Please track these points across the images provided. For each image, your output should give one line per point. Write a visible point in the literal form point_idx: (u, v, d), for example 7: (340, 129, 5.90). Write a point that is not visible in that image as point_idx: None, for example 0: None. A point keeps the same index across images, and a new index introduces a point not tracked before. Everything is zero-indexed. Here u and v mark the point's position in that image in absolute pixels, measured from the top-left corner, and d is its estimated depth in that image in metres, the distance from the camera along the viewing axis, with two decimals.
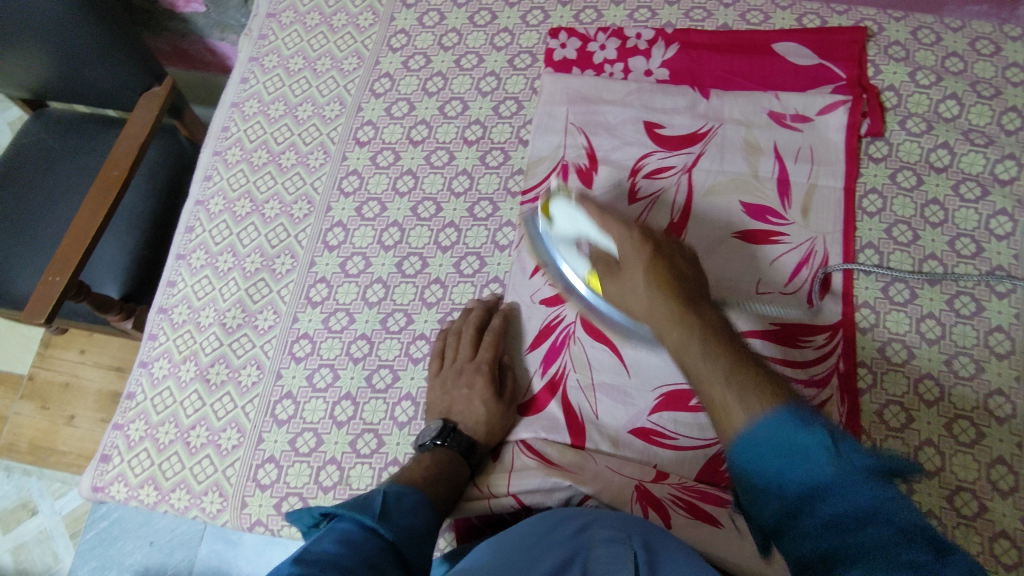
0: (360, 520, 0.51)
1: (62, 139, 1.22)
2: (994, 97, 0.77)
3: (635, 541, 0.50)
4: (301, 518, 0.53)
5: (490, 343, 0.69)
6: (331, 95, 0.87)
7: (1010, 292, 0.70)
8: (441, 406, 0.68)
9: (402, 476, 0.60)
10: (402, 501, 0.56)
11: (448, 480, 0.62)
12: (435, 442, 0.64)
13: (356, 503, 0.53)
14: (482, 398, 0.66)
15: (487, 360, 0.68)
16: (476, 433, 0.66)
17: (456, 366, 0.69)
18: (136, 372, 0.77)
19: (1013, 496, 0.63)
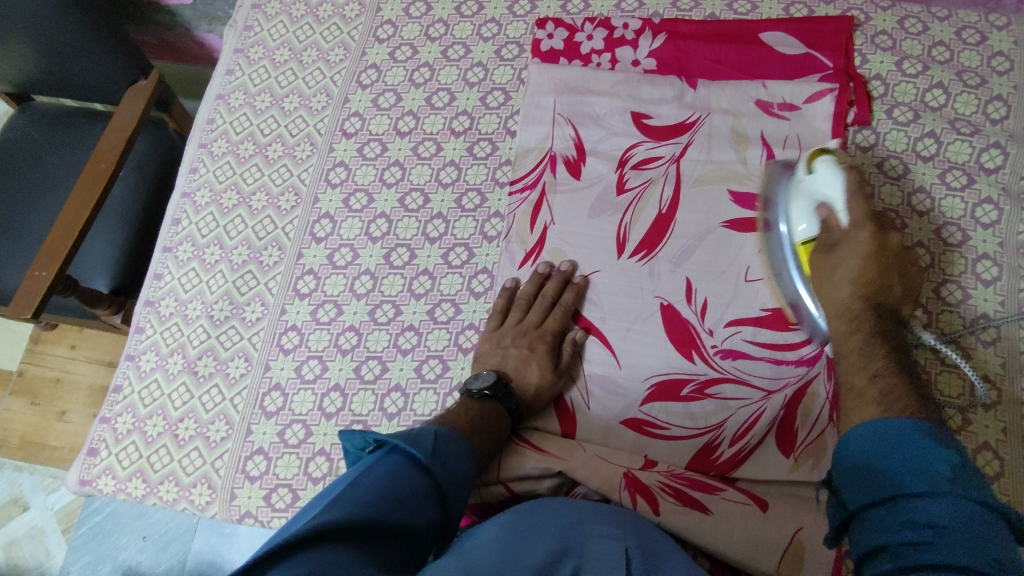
0: (410, 455, 0.53)
1: (48, 133, 1.21)
2: (979, 86, 0.77)
3: (629, 540, 0.52)
4: (354, 439, 0.56)
5: (560, 314, 0.70)
6: (318, 86, 0.86)
7: (995, 280, 0.70)
8: (494, 362, 0.68)
9: (449, 420, 0.61)
10: (452, 441, 0.56)
11: (492, 432, 0.62)
12: (486, 392, 0.64)
13: (410, 435, 0.55)
14: (539, 363, 0.67)
15: (554, 331, 0.69)
16: (520, 396, 0.66)
17: (519, 327, 0.69)
18: (123, 365, 0.77)
19: (997, 481, 0.63)
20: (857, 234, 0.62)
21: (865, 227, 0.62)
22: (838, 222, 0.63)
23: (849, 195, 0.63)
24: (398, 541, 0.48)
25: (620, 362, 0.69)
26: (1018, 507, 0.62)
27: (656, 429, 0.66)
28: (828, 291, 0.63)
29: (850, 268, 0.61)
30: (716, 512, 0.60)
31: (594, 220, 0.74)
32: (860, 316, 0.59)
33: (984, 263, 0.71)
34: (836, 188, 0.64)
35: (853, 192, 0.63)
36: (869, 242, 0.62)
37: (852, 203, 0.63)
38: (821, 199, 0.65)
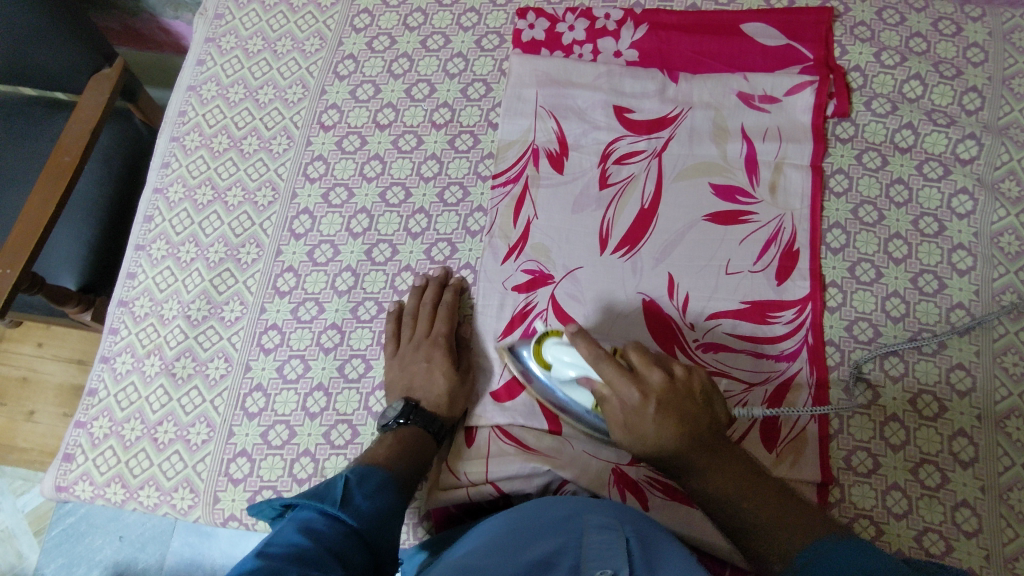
0: (322, 508, 0.53)
1: (6, 124, 1.16)
2: (955, 77, 0.78)
3: (628, 529, 0.50)
4: (263, 510, 0.54)
5: (442, 317, 0.71)
6: (293, 77, 0.84)
7: (970, 269, 0.71)
8: (401, 384, 0.68)
9: (364, 459, 0.60)
10: (363, 483, 0.57)
11: (412, 457, 0.62)
12: (399, 419, 0.65)
13: (318, 491, 0.54)
14: (441, 371, 0.68)
15: (444, 334, 0.70)
16: (439, 406, 0.67)
17: (413, 344, 0.70)
18: (98, 368, 0.75)
19: (973, 466, 0.65)
20: (641, 430, 0.57)
21: (644, 406, 0.57)
22: (603, 391, 0.59)
23: (602, 374, 0.58)
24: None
25: None
26: (992, 490, 0.64)
27: None
28: (641, 435, 0.57)
29: (641, 420, 0.57)
30: None
31: (577, 215, 0.73)
32: (693, 455, 0.56)
33: (959, 253, 0.72)
34: (573, 359, 0.60)
35: (601, 368, 0.58)
36: (661, 382, 0.57)
37: (613, 384, 0.57)
38: (574, 374, 0.60)
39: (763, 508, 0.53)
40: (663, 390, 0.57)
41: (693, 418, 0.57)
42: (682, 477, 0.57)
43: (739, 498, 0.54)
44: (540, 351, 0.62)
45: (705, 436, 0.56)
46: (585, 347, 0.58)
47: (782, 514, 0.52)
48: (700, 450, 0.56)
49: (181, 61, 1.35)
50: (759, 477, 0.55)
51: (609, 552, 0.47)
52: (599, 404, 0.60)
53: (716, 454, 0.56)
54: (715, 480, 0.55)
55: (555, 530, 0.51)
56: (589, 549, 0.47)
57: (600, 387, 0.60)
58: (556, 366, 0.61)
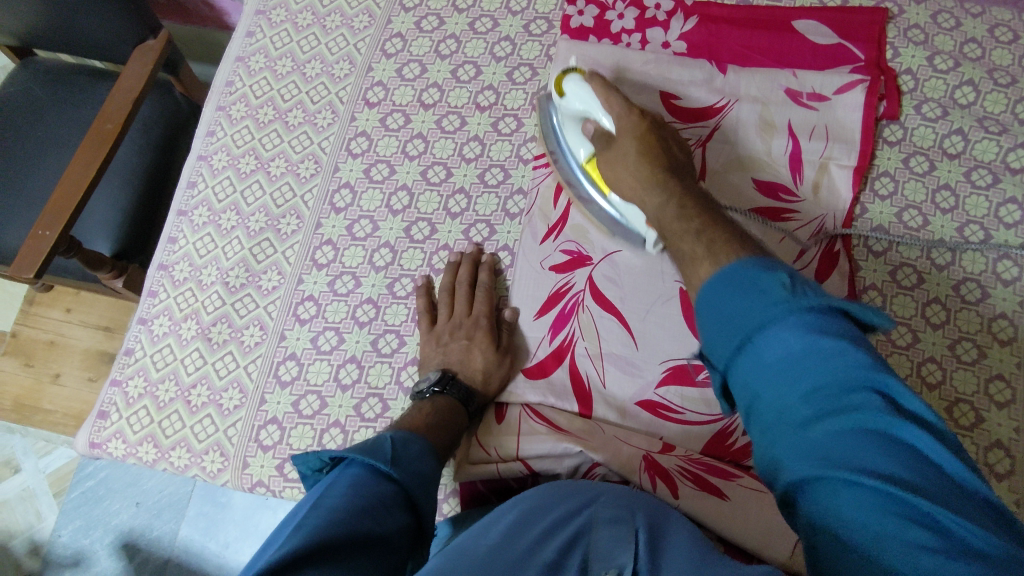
0: (372, 464, 0.52)
1: (52, 89, 1.18)
2: (1010, 85, 0.77)
3: (638, 520, 0.49)
4: (308, 461, 0.53)
5: (483, 297, 0.71)
6: (340, 53, 0.84)
7: (1015, 279, 0.70)
8: (437, 357, 0.69)
9: (406, 422, 0.61)
10: (409, 444, 0.56)
11: (448, 428, 0.63)
12: (435, 388, 0.65)
13: (366, 447, 0.54)
14: (479, 348, 0.68)
15: (486, 313, 0.70)
16: (475, 383, 0.67)
17: (452, 321, 0.70)
18: (135, 329, 0.76)
19: (1008, 478, 0.64)
20: (624, 122, 0.65)
21: (629, 113, 0.65)
22: (604, 126, 0.67)
23: (601, 96, 0.67)
24: (380, 552, 0.46)
25: (637, 342, 0.68)
26: None
27: (671, 413, 0.66)
28: (619, 179, 0.64)
29: (624, 161, 0.63)
30: (732, 498, 0.60)
31: None
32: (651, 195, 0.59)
33: (1004, 262, 0.71)
34: (588, 100, 0.68)
35: (598, 93, 0.67)
36: (637, 123, 0.64)
37: (608, 104, 0.66)
38: (587, 114, 0.69)
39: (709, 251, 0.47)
40: (650, 129, 0.64)
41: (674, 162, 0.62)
42: (658, 176, 0.59)
43: (694, 234, 0.50)
44: (561, 83, 0.71)
45: (681, 175, 0.60)
46: (599, 85, 0.67)
47: (731, 247, 0.46)
48: (671, 180, 0.59)
49: (223, 37, 1.36)
50: (706, 214, 0.53)
51: (617, 550, 0.46)
52: (604, 140, 0.67)
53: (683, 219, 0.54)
54: (667, 218, 0.55)
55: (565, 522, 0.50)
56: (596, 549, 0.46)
57: (601, 125, 0.68)
58: (574, 146, 0.71)
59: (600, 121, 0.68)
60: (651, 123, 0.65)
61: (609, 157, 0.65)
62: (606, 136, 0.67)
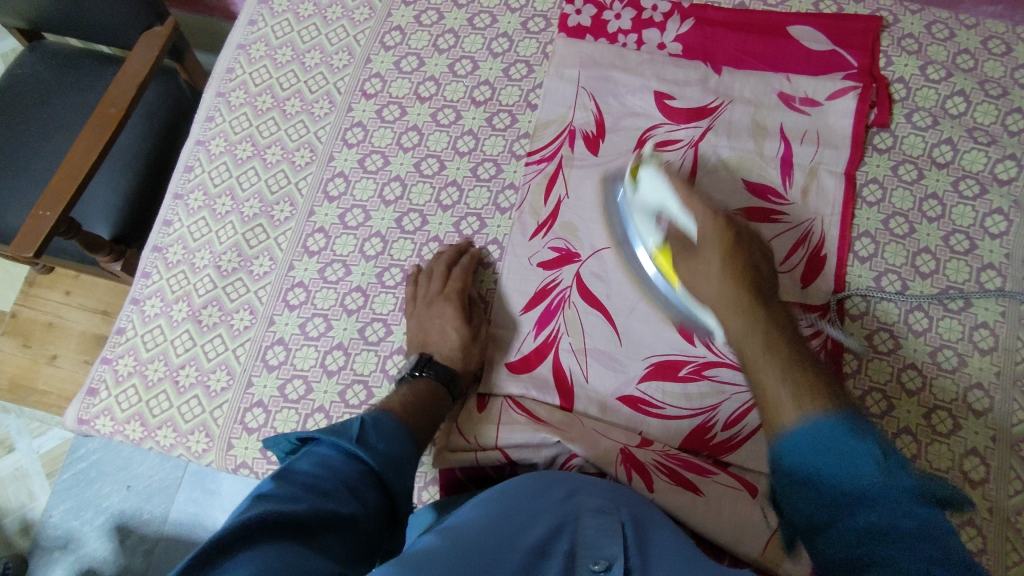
0: (339, 445, 0.54)
1: (58, 72, 1.19)
2: (1000, 97, 0.77)
3: (622, 515, 0.51)
4: (279, 443, 0.56)
5: (456, 278, 0.71)
6: (340, 44, 0.85)
7: (998, 290, 0.71)
8: (416, 338, 0.70)
9: (382, 404, 0.62)
10: (378, 425, 0.57)
11: (428, 412, 0.64)
12: (414, 372, 0.67)
13: (336, 427, 0.55)
14: (456, 326, 0.69)
15: (457, 291, 0.70)
16: (452, 360, 0.68)
17: (427, 302, 0.71)
18: (127, 309, 0.77)
19: (981, 486, 0.64)
20: (707, 229, 0.61)
21: (715, 217, 0.61)
22: (684, 227, 0.62)
23: (681, 197, 0.63)
24: (343, 529, 0.48)
25: (621, 338, 0.69)
26: (998, 512, 0.63)
27: (652, 407, 0.66)
28: (699, 276, 0.60)
29: (709, 278, 0.59)
30: (707, 493, 0.61)
31: (609, 199, 0.74)
32: (734, 315, 0.56)
33: (988, 272, 0.71)
34: (669, 197, 0.63)
35: (679, 189, 0.63)
36: (725, 229, 0.60)
37: (688, 206, 0.62)
38: (658, 209, 0.65)
39: (801, 382, 0.48)
40: (746, 268, 0.59)
41: (756, 283, 0.58)
42: (746, 307, 0.56)
43: (778, 360, 0.50)
44: (636, 171, 0.67)
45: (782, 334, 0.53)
46: (679, 184, 0.63)
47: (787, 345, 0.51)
48: (753, 309, 0.55)
49: (228, 26, 1.37)
50: (774, 298, 0.57)
51: (604, 540, 0.47)
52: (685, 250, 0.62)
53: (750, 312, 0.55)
54: (743, 335, 0.54)
55: (551, 510, 0.50)
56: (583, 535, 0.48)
57: (678, 223, 0.63)
58: (642, 228, 0.68)
59: (682, 222, 0.62)
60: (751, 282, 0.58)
61: (695, 263, 0.61)
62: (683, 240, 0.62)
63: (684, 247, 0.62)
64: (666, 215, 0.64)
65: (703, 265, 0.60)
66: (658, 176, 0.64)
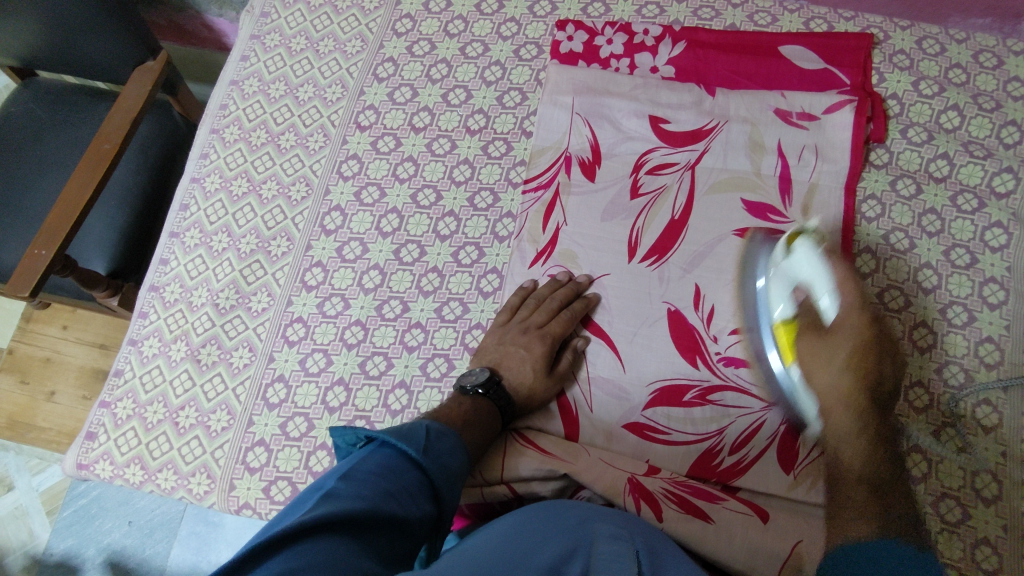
0: (403, 449, 0.54)
1: (52, 110, 1.19)
2: (994, 110, 0.77)
3: (637, 541, 0.49)
4: (344, 435, 0.56)
5: (566, 319, 0.68)
6: (333, 77, 0.86)
7: (1002, 303, 0.70)
8: (492, 356, 0.67)
9: (442, 415, 0.61)
10: (442, 437, 0.57)
11: (484, 430, 0.62)
12: (478, 389, 0.64)
13: (401, 431, 0.55)
14: (534, 365, 0.66)
15: (557, 334, 0.67)
16: (516, 394, 0.65)
17: (524, 325, 0.68)
18: (125, 350, 0.76)
19: (995, 503, 0.63)
20: (851, 319, 0.57)
21: (855, 282, 0.58)
22: (820, 306, 0.59)
23: (833, 276, 0.58)
24: (392, 533, 0.47)
25: (625, 365, 0.68)
26: (1013, 530, 0.62)
27: (657, 433, 0.66)
28: (813, 380, 0.58)
29: (822, 367, 0.57)
30: (717, 521, 0.60)
31: (608, 224, 0.73)
32: (843, 418, 0.55)
33: (991, 286, 0.71)
34: (817, 269, 0.59)
35: (833, 271, 0.58)
36: (891, 378, 0.56)
37: (842, 288, 0.58)
38: (800, 282, 0.61)
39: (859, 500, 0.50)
40: (887, 378, 0.56)
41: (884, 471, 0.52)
42: (862, 407, 0.55)
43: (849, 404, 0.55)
44: (792, 240, 0.64)
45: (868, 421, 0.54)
46: (835, 262, 0.59)
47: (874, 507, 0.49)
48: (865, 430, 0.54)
49: (221, 58, 1.38)
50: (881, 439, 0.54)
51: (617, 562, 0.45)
52: (818, 329, 0.59)
53: (842, 505, 0.50)
54: (836, 435, 0.55)
55: (562, 536, 0.49)
56: (597, 558, 0.45)
57: (815, 297, 0.60)
58: (773, 305, 0.65)
59: (819, 295, 0.59)
60: (872, 313, 0.57)
61: (818, 347, 0.58)
62: (815, 319, 0.60)
63: (814, 323, 0.59)
64: (807, 290, 0.61)
65: (815, 383, 0.57)
66: (818, 252, 0.60)
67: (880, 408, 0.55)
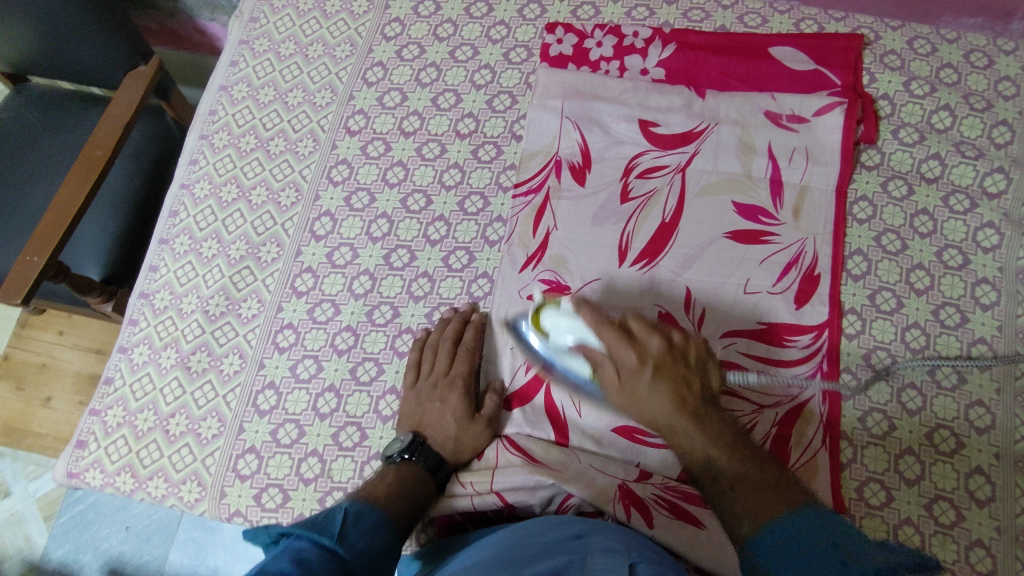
0: (317, 539, 0.52)
1: (44, 116, 1.19)
2: (985, 109, 0.77)
3: (633, 554, 0.48)
4: (258, 536, 0.54)
5: (465, 356, 0.69)
6: (322, 82, 0.85)
7: (994, 304, 0.70)
8: (414, 419, 0.67)
9: (369, 491, 0.60)
10: (361, 516, 0.56)
11: (417, 493, 0.62)
12: (404, 456, 0.63)
13: (314, 522, 0.54)
14: (454, 412, 0.66)
15: (465, 375, 0.68)
16: (447, 448, 0.65)
17: (431, 380, 0.68)
18: (115, 357, 0.76)
19: (988, 506, 0.63)
20: (626, 342, 0.59)
21: (610, 324, 0.59)
22: (601, 355, 0.60)
23: (590, 325, 0.60)
24: None
25: None
26: (1008, 532, 0.62)
27: (648, 437, 0.65)
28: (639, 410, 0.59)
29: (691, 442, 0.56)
30: (709, 527, 0.60)
31: (598, 228, 0.73)
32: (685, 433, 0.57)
33: (983, 287, 0.70)
34: (580, 324, 0.61)
35: (591, 321, 0.60)
36: (660, 350, 0.59)
37: (599, 330, 0.59)
38: (573, 338, 0.62)
39: (748, 496, 0.51)
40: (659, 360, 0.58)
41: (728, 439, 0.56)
42: (647, 328, 0.59)
43: (671, 407, 0.57)
44: (537, 319, 0.64)
45: (703, 406, 0.58)
46: (582, 309, 0.61)
47: (762, 493, 0.50)
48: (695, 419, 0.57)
49: (214, 62, 1.37)
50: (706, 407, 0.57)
51: (612, 565, 0.44)
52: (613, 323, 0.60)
53: (733, 505, 0.51)
54: (694, 450, 0.56)
55: (556, 549, 0.49)
56: (593, 564, 0.45)
57: (596, 353, 0.61)
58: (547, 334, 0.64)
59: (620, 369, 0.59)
60: (644, 329, 0.59)
61: (623, 391, 0.60)
62: (599, 364, 0.60)
63: (603, 369, 0.60)
64: (584, 346, 0.61)
65: (648, 411, 0.58)
66: (567, 309, 0.62)
67: (698, 390, 0.58)
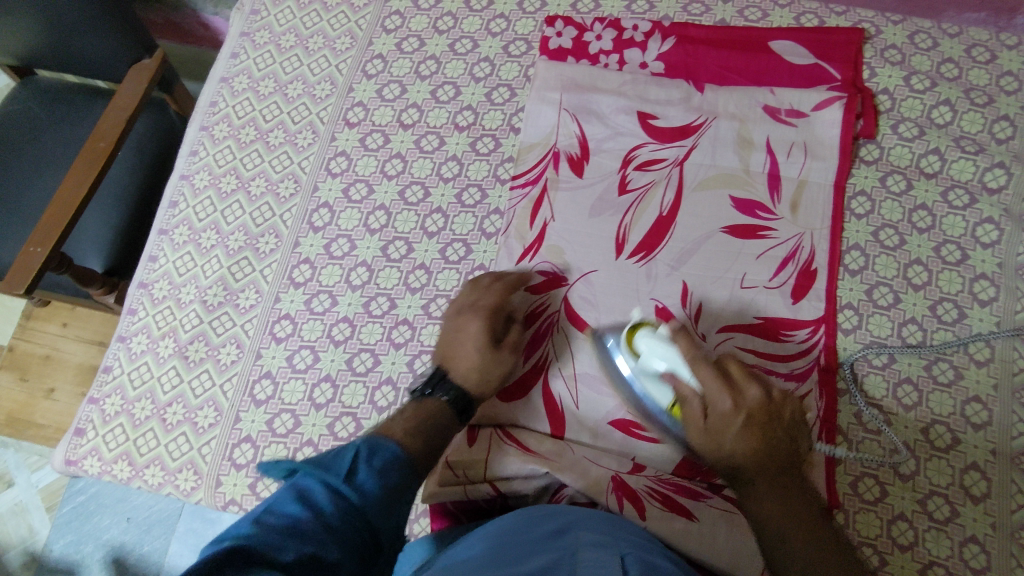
0: (326, 478, 0.49)
1: (48, 109, 1.20)
2: (986, 105, 0.77)
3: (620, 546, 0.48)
4: (269, 471, 0.51)
5: (500, 289, 0.68)
6: (322, 74, 0.86)
7: (992, 300, 0.69)
8: (442, 352, 0.66)
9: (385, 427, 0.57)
10: (375, 454, 0.52)
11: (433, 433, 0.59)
12: (425, 391, 0.62)
13: (326, 459, 0.50)
14: (477, 343, 0.64)
15: (489, 306, 0.66)
16: (467, 379, 0.64)
17: (459, 312, 0.67)
18: (114, 347, 0.76)
19: (984, 502, 0.63)
20: (718, 392, 0.55)
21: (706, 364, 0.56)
22: (690, 390, 0.57)
23: (688, 358, 0.57)
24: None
25: None
26: (1003, 528, 0.61)
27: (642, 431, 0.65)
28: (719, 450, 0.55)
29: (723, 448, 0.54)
30: (702, 518, 0.60)
31: (594, 220, 0.73)
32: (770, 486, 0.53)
33: (981, 283, 0.70)
34: (669, 358, 0.58)
35: (684, 353, 0.57)
36: (758, 400, 0.55)
37: (698, 372, 0.56)
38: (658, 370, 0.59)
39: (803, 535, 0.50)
40: (760, 409, 0.54)
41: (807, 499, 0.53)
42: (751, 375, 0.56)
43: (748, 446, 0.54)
44: (633, 338, 0.61)
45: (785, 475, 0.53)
46: (682, 344, 0.58)
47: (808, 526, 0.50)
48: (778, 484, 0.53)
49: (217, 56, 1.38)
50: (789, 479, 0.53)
51: (602, 565, 0.44)
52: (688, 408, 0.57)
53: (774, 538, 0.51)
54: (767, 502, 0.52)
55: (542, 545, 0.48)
56: (583, 563, 0.45)
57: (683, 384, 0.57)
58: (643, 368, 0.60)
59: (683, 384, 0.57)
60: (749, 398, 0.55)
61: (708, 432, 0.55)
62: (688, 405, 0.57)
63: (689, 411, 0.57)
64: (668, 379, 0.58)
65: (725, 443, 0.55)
66: (662, 339, 0.59)
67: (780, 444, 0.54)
